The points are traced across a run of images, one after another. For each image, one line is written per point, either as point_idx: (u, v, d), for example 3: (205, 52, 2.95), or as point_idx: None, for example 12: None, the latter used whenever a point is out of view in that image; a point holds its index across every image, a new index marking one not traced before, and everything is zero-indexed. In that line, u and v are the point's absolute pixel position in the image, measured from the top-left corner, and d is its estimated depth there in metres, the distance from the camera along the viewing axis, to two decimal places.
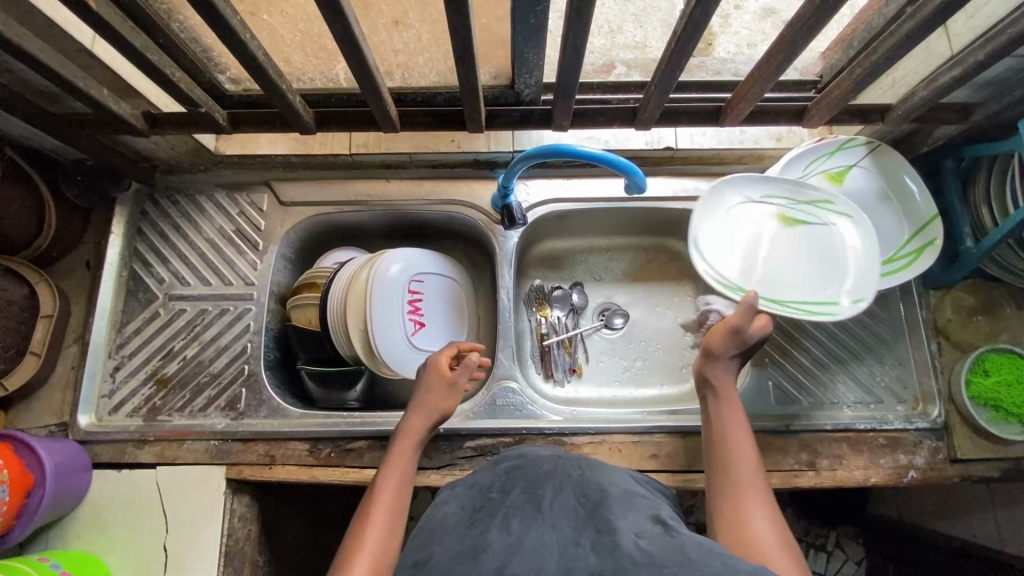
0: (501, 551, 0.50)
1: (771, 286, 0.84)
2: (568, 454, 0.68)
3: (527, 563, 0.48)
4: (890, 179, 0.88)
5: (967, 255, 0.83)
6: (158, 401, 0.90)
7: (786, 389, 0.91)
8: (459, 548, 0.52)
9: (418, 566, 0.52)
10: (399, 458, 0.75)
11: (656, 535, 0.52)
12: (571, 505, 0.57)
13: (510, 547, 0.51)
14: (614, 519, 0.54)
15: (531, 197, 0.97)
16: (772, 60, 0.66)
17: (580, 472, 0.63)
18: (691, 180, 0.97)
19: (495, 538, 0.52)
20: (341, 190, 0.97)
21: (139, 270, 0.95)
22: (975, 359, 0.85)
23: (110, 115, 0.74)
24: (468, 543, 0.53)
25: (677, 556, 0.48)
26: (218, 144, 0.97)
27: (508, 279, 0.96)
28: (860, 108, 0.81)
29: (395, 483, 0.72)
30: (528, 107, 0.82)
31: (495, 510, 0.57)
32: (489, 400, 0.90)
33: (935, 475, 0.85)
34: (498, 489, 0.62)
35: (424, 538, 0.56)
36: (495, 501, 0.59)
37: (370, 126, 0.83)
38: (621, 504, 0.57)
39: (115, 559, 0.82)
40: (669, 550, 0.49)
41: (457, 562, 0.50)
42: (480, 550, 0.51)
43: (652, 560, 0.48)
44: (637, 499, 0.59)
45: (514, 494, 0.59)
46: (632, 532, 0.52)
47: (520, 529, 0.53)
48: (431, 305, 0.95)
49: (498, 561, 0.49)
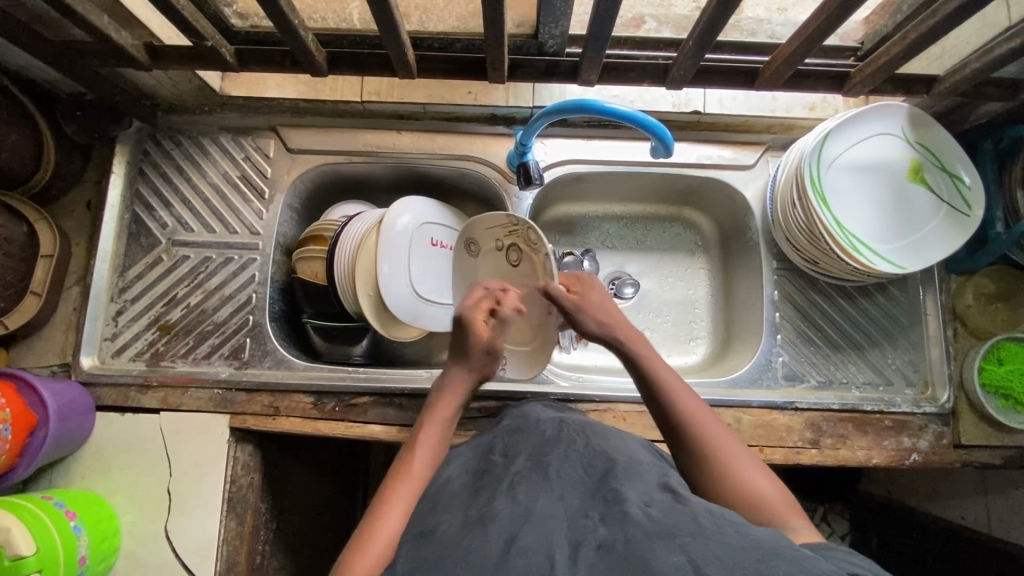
0: (509, 522, 0.50)
1: (847, 217, 0.82)
2: (573, 419, 0.69)
3: (534, 536, 0.48)
4: (942, 154, 0.81)
5: (997, 240, 0.81)
6: (161, 347, 0.89)
7: (795, 368, 0.89)
8: (462, 518, 0.52)
9: (424, 535, 0.52)
10: (438, 413, 0.69)
11: (666, 503, 0.51)
12: (577, 475, 0.57)
13: (517, 517, 0.50)
14: (623, 488, 0.53)
15: (548, 156, 0.93)
16: (824, 19, 0.61)
17: (585, 439, 0.62)
18: (717, 148, 0.93)
19: (501, 505, 0.52)
20: (351, 140, 0.94)
21: (142, 214, 0.92)
22: (990, 346, 0.84)
23: (110, 45, 0.69)
24: (473, 512, 0.53)
25: (688, 523, 0.47)
26: (223, 83, 0.91)
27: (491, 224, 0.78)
28: (906, 78, 0.75)
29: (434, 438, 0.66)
30: (553, 59, 0.77)
31: (500, 475, 0.58)
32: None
33: (937, 459, 0.85)
34: (500, 453, 0.63)
35: (428, 510, 0.57)
36: (499, 465, 0.60)
37: (384, 71, 0.78)
38: (629, 474, 0.56)
39: (120, 500, 0.83)
40: (681, 518, 0.48)
41: (462, 534, 0.50)
42: (486, 519, 0.51)
43: (664, 529, 0.46)
44: (646, 467, 0.59)
45: (519, 460, 0.60)
46: (641, 501, 0.51)
47: (526, 495, 0.53)
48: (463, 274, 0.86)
49: (504, 534, 0.48)
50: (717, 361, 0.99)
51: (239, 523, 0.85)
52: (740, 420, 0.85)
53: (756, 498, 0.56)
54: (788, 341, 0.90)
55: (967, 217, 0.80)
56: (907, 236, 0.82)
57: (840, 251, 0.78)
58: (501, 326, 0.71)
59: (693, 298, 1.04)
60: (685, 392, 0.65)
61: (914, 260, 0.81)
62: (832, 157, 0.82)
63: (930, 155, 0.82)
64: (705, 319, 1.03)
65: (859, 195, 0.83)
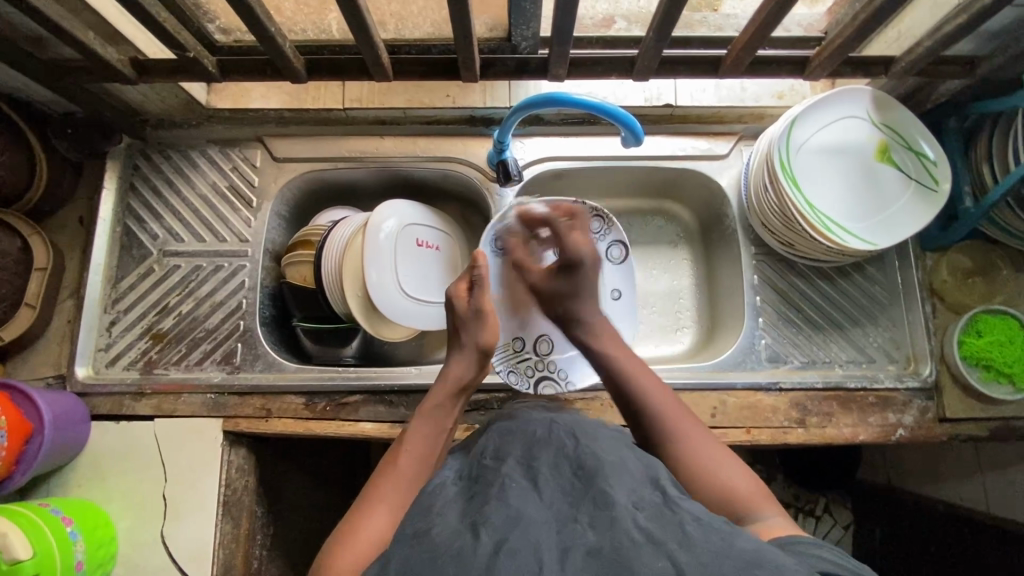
0: (500, 525, 0.50)
1: (819, 200, 0.84)
2: (563, 418, 0.67)
3: (525, 540, 0.48)
4: (905, 135, 0.84)
5: (966, 215, 0.83)
6: (154, 355, 0.90)
7: (779, 348, 0.91)
8: (457, 524, 0.52)
9: (417, 535, 0.52)
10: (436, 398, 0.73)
11: (653, 508, 0.52)
12: (567, 477, 0.57)
13: (509, 521, 0.50)
14: (613, 490, 0.53)
15: (527, 154, 0.95)
16: (776, 3, 0.64)
17: (575, 437, 0.62)
18: (691, 140, 0.96)
19: (493, 509, 0.52)
20: (335, 147, 0.96)
21: (133, 227, 0.94)
22: (969, 320, 0.86)
23: (97, 61, 0.72)
24: (467, 518, 0.53)
25: (677, 534, 0.48)
26: (209, 97, 0.94)
27: (533, 207, 0.86)
28: (865, 61, 0.77)
29: (431, 430, 0.71)
30: (525, 56, 0.79)
31: (490, 479, 0.58)
32: (535, 378, 0.88)
33: (923, 433, 0.86)
34: (491, 455, 0.62)
35: (419, 514, 0.56)
36: (490, 469, 0.60)
37: (364, 75, 0.81)
38: (620, 473, 0.56)
39: (116, 507, 0.84)
40: (669, 526, 0.49)
41: (454, 538, 0.50)
42: (478, 525, 0.51)
43: (652, 537, 0.48)
44: (634, 463, 0.58)
45: (510, 461, 0.60)
46: (630, 507, 0.51)
47: (517, 499, 0.53)
48: (513, 266, 0.88)
49: (496, 537, 0.49)
50: (704, 348, 1.00)
51: (234, 527, 0.85)
52: (725, 403, 0.86)
53: (732, 491, 0.61)
54: (770, 323, 0.92)
55: (935, 193, 0.82)
56: (879, 214, 0.84)
57: (815, 231, 0.80)
58: (485, 308, 0.77)
59: (678, 288, 1.06)
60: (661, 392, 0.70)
61: (888, 235, 0.83)
62: (802, 141, 0.84)
63: (898, 137, 0.84)
64: (690, 308, 1.05)
65: (829, 178, 0.85)
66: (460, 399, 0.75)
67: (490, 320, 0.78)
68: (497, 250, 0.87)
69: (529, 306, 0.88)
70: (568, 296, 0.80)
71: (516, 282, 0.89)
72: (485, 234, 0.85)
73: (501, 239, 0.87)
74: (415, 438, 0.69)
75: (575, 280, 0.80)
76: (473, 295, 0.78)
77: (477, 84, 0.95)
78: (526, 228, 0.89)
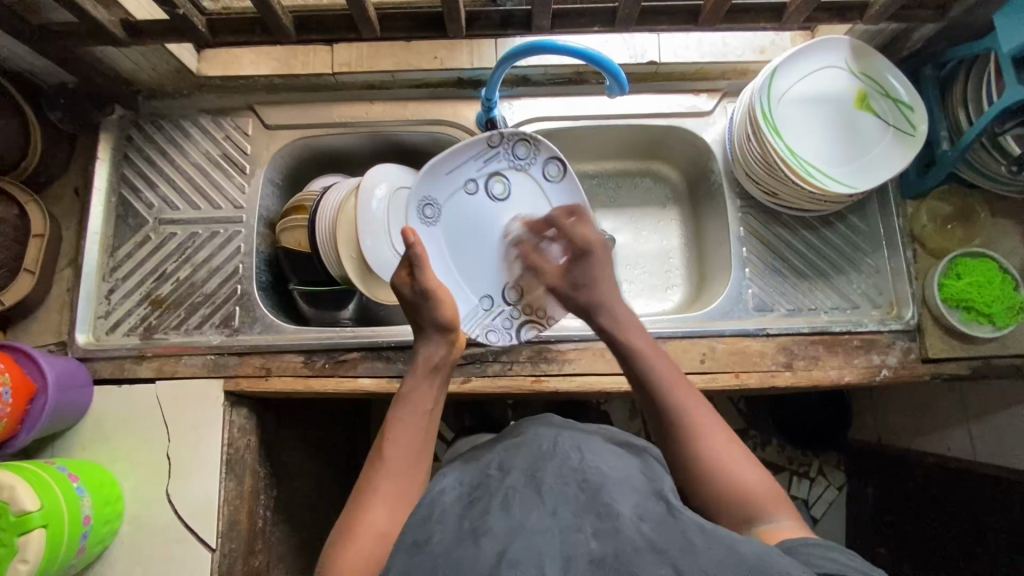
0: (503, 535, 0.51)
1: (800, 148, 0.86)
2: (569, 432, 0.67)
3: (526, 549, 0.49)
4: (881, 83, 0.86)
5: (943, 158, 0.84)
6: (154, 320, 0.92)
7: (765, 296, 0.93)
8: (458, 530, 0.54)
9: (418, 544, 0.54)
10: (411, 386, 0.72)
11: (659, 521, 0.51)
12: (572, 488, 0.57)
13: (511, 532, 0.51)
14: (617, 503, 0.54)
15: (515, 115, 0.97)
16: None
17: (581, 452, 0.62)
18: (676, 97, 0.97)
19: (496, 520, 0.53)
20: (325, 113, 0.98)
21: (128, 196, 0.96)
22: (949, 263, 0.88)
23: (87, 19, 0.73)
24: (469, 525, 0.54)
25: (680, 543, 0.48)
26: (199, 65, 0.94)
27: (452, 163, 0.86)
28: (838, 6, 0.79)
29: (412, 417, 0.69)
30: (507, 9, 0.80)
31: (494, 489, 0.59)
32: (517, 325, 0.90)
33: (906, 373, 0.88)
34: (496, 467, 0.63)
35: (421, 519, 0.58)
36: (495, 479, 0.61)
37: (352, 34, 0.82)
38: (622, 487, 0.57)
39: (121, 467, 0.85)
40: (673, 536, 0.49)
41: (457, 546, 0.51)
42: (481, 533, 0.52)
43: (654, 546, 0.48)
44: (639, 480, 0.59)
45: (514, 473, 0.60)
46: (634, 518, 0.52)
47: (520, 512, 0.54)
48: (453, 224, 0.89)
49: (498, 546, 0.50)
50: (694, 302, 1.03)
51: (238, 483, 0.87)
52: (714, 348, 0.88)
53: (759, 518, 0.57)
54: (757, 273, 0.94)
55: (912, 137, 0.84)
56: (857, 159, 0.86)
57: (795, 175, 0.82)
58: (432, 287, 0.74)
59: (668, 248, 1.08)
60: (686, 389, 0.67)
61: (868, 179, 0.85)
62: (782, 91, 0.86)
63: (876, 84, 0.87)
64: (680, 266, 1.07)
65: (810, 125, 0.87)
66: (437, 378, 0.73)
67: (442, 297, 0.75)
68: (426, 216, 0.88)
69: (482, 268, 0.90)
70: (585, 287, 0.78)
71: (461, 238, 0.89)
72: (410, 202, 0.86)
73: (429, 205, 0.88)
74: (398, 428, 0.67)
75: (586, 269, 0.78)
76: (416, 277, 0.74)
77: (465, 46, 0.96)
78: (453, 185, 0.88)
